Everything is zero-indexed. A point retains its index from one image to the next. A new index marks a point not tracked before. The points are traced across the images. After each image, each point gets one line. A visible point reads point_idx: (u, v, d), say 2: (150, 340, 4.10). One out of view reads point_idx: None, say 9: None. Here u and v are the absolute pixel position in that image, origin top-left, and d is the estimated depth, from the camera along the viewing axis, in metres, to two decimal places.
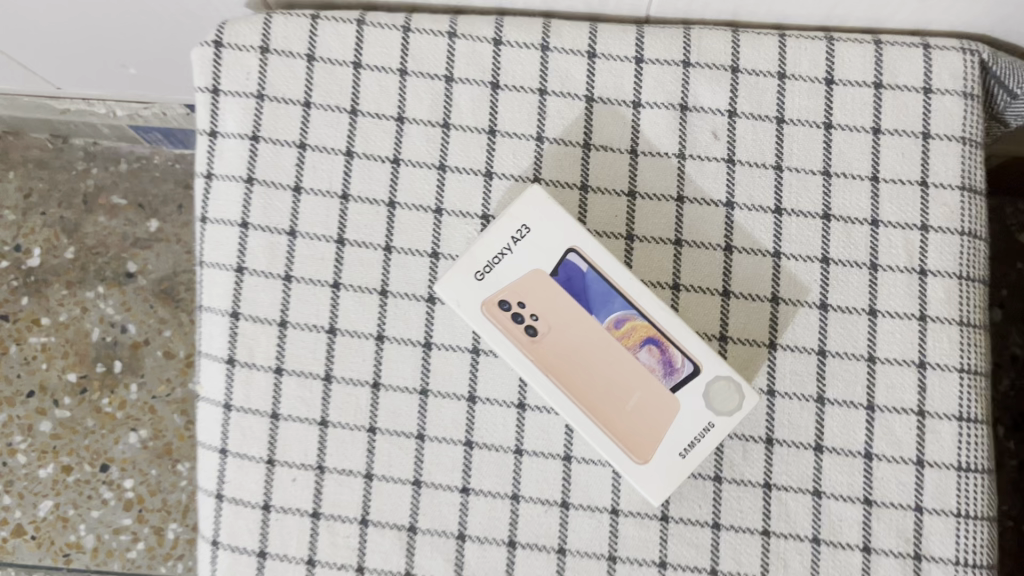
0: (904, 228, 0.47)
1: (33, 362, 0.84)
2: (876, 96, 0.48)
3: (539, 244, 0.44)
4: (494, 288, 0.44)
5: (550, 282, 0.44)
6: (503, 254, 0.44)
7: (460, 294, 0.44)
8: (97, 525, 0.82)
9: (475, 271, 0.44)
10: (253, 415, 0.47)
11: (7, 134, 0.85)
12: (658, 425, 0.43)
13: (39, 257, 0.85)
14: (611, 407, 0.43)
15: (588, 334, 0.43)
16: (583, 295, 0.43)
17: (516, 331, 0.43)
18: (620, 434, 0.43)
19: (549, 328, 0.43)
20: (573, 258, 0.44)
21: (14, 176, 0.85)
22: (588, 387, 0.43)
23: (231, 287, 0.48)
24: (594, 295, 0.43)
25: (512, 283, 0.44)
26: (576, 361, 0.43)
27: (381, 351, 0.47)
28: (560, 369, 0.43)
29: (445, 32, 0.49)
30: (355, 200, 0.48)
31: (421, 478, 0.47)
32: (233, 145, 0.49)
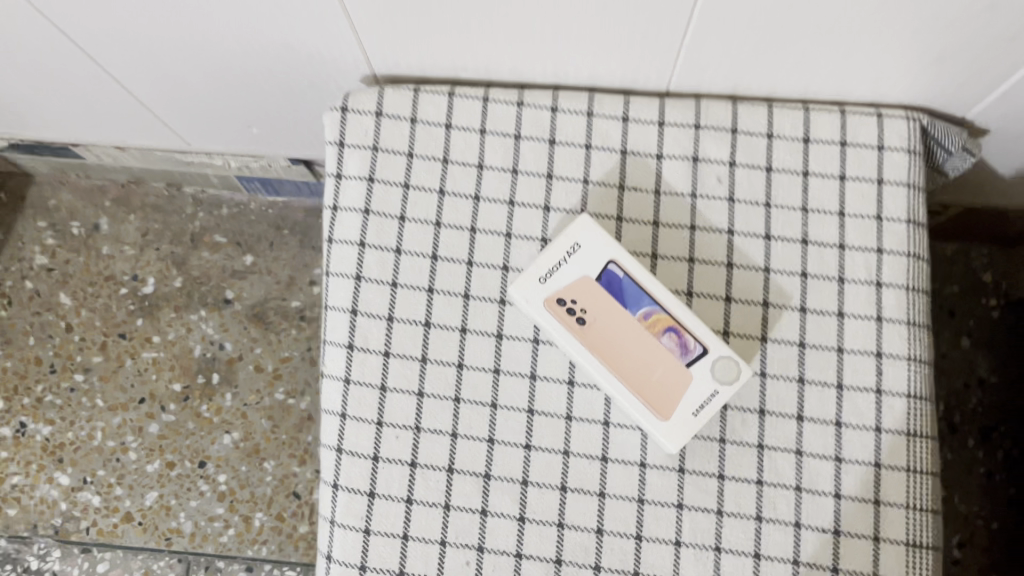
0: (865, 250, 0.62)
1: (145, 374, 0.99)
2: (842, 151, 0.63)
3: (587, 256, 0.59)
4: (553, 288, 0.59)
5: (595, 285, 0.58)
6: (560, 264, 0.59)
7: (528, 293, 0.59)
8: (195, 514, 0.96)
9: (539, 276, 0.59)
10: (367, 387, 0.62)
11: (130, 183, 1.02)
12: (676, 391, 0.57)
13: (153, 285, 1.01)
14: (640, 378, 0.57)
15: (623, 323, 0.58)
16: (620, 294, 0.58)
17: (569, 321, 0.58)
18: (647, 397, 0.57)
19: (594, 318, 0.58)
20: (612, 268, 0.59)
21: (135, 218, 1.02)
22: (623, 362, 0.57)
23: (351, 290, 0.63)
24: (628, 294, 0.58)
25: (566, 285, 0.58)
26: (615, 343, 0.58)
27: (464, 340, 0.62)
28: (602, 348, 0.58)
29: (515, 102, 0.65)
30: (446, 226, 0.64)
31: (494, 437, 0.61)
32: (354, 184, 0.64)
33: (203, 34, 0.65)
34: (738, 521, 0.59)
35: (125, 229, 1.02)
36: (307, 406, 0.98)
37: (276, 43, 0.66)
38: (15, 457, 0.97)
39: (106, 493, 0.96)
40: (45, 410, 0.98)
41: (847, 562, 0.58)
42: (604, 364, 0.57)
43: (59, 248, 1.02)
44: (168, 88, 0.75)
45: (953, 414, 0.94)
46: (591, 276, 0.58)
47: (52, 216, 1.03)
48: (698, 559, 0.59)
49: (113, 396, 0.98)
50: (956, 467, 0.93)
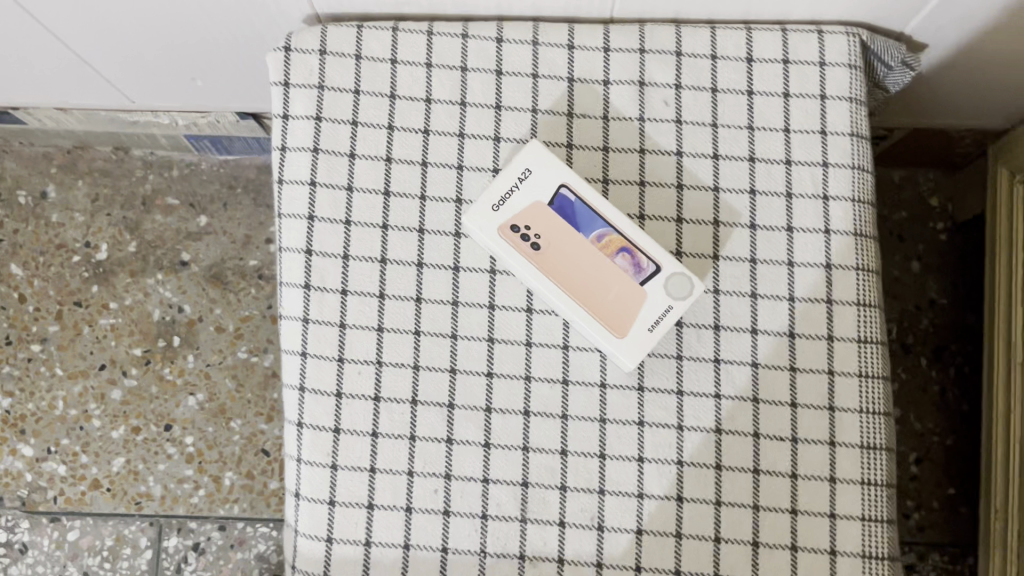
0: (811, 165, 0.63)
1: (103, 341, 0.98)
2: (785, 69, 0.64)
3: (538, 182, 0.59)
4: (506, 215, 0.59)
5: (547, 209, 0.59)
6: (512, 191, 0.59)
7: (481, 222, 0.59)
8: (164, 477, 0.95)
9: (492, 204, 0.59)
10: (326, 325, 0.62)
11: (76, 149, 1.01)
12: (631, 309, 0.58)
13: (106, 251, 0.99)
14: (595, 298, 0.58)
15: (576, 246, 0.58)
16: (572, 217, 0.59)
17: (523, 246, 0.58)
18: (603, 317, 0.58)
19: (548, 242, 0.58)
20: (564, 192, 0.59)
21: (83, 184, 1.00)
22: (578, 284, 0.58)
23: (304, 231, 0.63)
24: (581, 217, 0.59)
25: (519, 211, 0.59)
26: (569, 266, 0.58)
27: (421, 274, 0.62)
28: (557, 272, 0.58)
29: (460, 35, 0.65)
30: (397, 162, 0.63)
31: (456, 367, 0.61)
32: (302, 124, 0.64)
33: None
34: (699, 434, 0.60)
35: (73, 195, 1.00)
36: (271, 364, 0.97)
37: None
38: None
39: (71, 461, 0.96)
40: (4, 382, 0.97)
41: (805, 467, 0.60)
42: (560, 286, 0.58)
43: (6, 218, 1.00)
44: (106, 40, 0.74)
45: (906, 336, 0.96)
46: (543, 201, 0.59)
47: None
48: (660, 474, 0.60)
49: (73, 365, 0.97)
50: (911, 387, 0.95)
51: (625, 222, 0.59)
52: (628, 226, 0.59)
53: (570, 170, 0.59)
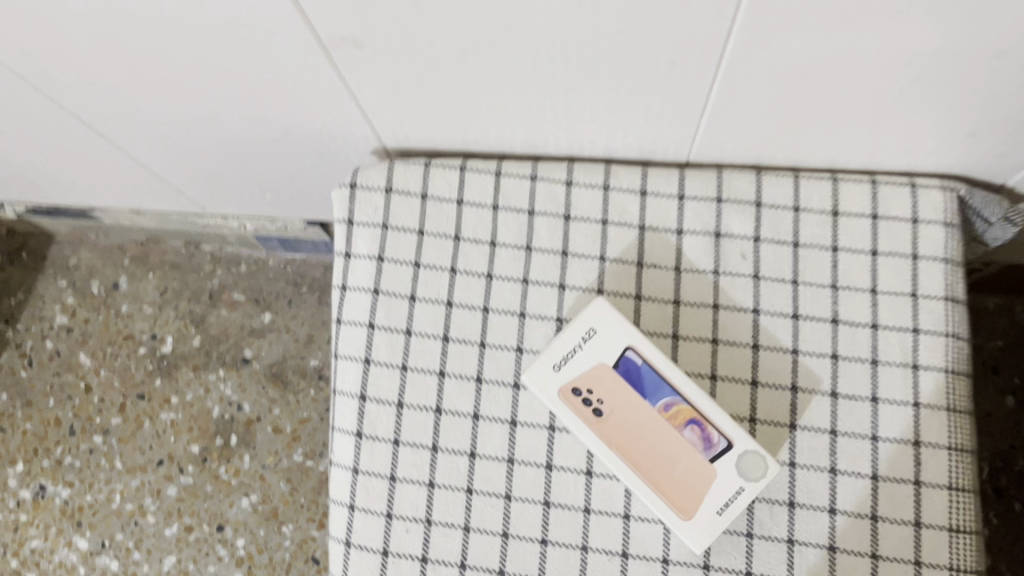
0: (900, 330, 0.58)
1: (163, 435, 0.98)
2: (873, 224, 0.60)
3: (603, 342, 0.56)
4: (568, 376, 0.56)
5: (612, 373, 0.55)
6: (575, 350, 0.56)
7: (542, 382, 0.56)
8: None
9: (554, 364, 0.56)
10: (376, 477, 0.60)
11: (149, 242, 1.02)
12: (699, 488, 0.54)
13: (171, 344, 1.00)
14: (660, 473, 0.54)
15: (641, 414, 0.55)
16: (639, 382, 0.55)
17: (584, 412, 0.55)
18: (668, 495, 0.54)
19: (611, 408, 0.55)
20: (631, 355, 0.56)
21: (154, 277, 1.02)
22: (642, 457, 0.54)
23: (360, 374, 0.61)
24: (648, 382, 0.55)
25: (581, 373, 0.56)
26: (633, 435, 0.55)
27: (477, 427, 0.59)
28: (620, 442, 0.55)
29: (529, 176, 0.63)
30: (458, 306, 0.61)
31: (508, 531, 0.58)
32: (363, 263, 0.62)
33: (209, 111, 0.64)
34: None
35: (144, 287, 1.02)
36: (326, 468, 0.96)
37: (283, 120, 0.64)
38: (34, 520, 0.96)
39: (124, 557, 0.95)
40: (65, 472, 0.98)
41: None
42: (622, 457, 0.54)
43: (79, 307, 1.02)
44: (178, 160, 0.74)
45: (999, 478, 0.89)
46: (608, 363, 0.56)
47: (73, 275, 1.03)
48: None
49: (132, 458, 0.97)
50: (1004, 534, 0.88)
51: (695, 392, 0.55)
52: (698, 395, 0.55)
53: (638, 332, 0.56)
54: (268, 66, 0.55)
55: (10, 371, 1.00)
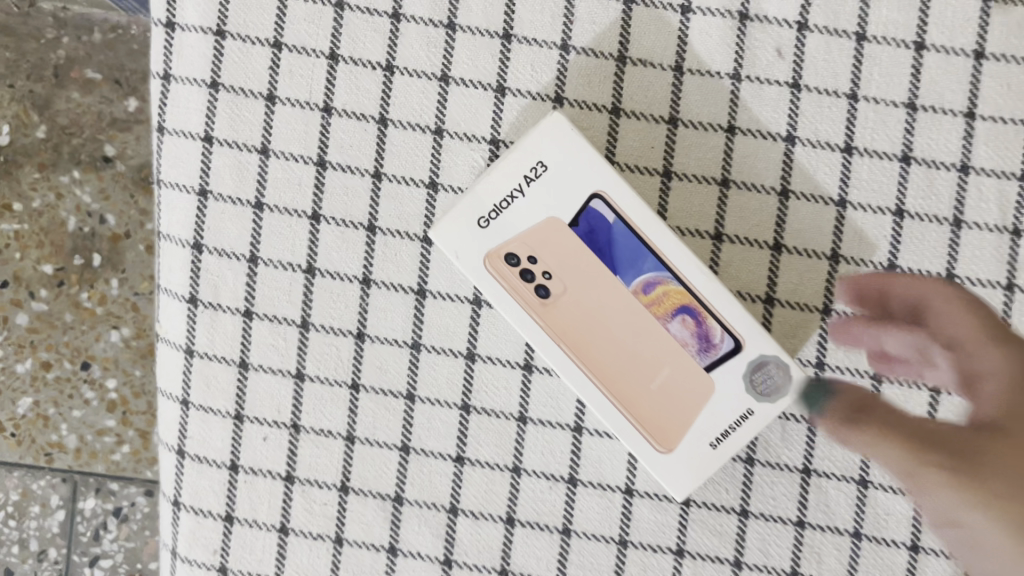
0: (1000, 177, 0.39)
1: (5, 250, 0.70)
2: (983, 11, 0.39)
3: (557, 187, 0.36)
4: (500, 238, 0.36)
5: (568, 234, 0.36)
6: (513, 198, 0.36)
7: (459, 244, 0.36)
8: (78, 426, 0.70)
9: (479, 217, 0.36)
10: (219, 362, 0.41)
11: None
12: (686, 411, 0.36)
13: (7, 135, 0.70)
14: (633, 388, 0.36)
15: (608, 299, 0.36)
16: (608, 250, 0.36)
17: (522, 291, 0.36)
18: (642, 420, 0.36)
19: (564, 289, 0.36)
20: (598, 209, 0.36)
21: None
22: (608, 363, 0.36)
23: (194, 213, 0.41)
24: (621, 250, 0.36)
25: (521, 232, 0.36)
26: (594, 329, 0.36)
27: (367, 298, 0.41)
28: (576, 339, 0.36)
29: None
30: (340, 114, 0.40)
31: (409, 444, 0.41)
32: (195, 41, 0.40)
33: None
34: None
35: None
36: None
37: None
38: None
39: None
40: None
41: None
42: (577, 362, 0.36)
43: None
44: None
45: None
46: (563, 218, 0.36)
47: None
48: None
49: None
50: None
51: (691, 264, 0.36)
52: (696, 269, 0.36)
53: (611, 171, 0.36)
54: None
55: None
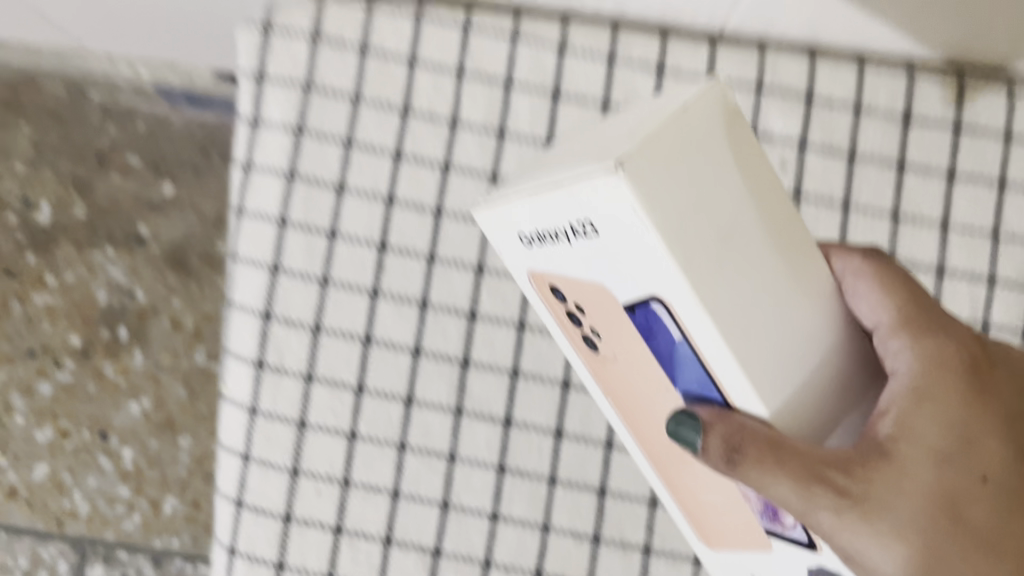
0: (971, 280, 0.46)
1: (37, 323, 0.81)
2: (955, 138, 0.46)
3: (613, 254, 0.25)
4: (550, 266, 0.28)
5: (612, 303, 0.27)
6: (564, 237, 0.26)
7: (501, 245, 0.29)
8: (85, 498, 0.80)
9: (519, 234, 0.27)
10: (280, 421, 0.45)
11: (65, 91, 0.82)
12: (734, 519, 0.33)
13: (49, 214, 0.82)
14: (665, 466, 0.35)
15: (660, 385, 0.29)
16: (667, 356, 0.27)
17: (564, 315, 0.32)
18: (674, 490, 0.36)
19: (612, 351, 0.30)
20: (661, 313, 0.25)
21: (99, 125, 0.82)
22: (649, 435, 0.34)
23: (265, 285, 0.45)
24: (684, 364, 0.27)
25: (541, 268, 0.29)
26: (687, 408, 0.28)
27: (416, 366, 0.45)
28: (614, 392, 0.34)
29: (508, 36, 0.46)
30: (401, 204, 0.46)
31: (449, 501, 0.45)
32: (277, 136, 0.46)
33: None
34: None
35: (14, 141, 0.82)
36: None
37: None
38: None
39: None
40: None
41: None
42: (618, 388, 0.33)
43: None
44: None
45: None
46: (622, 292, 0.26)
47: None
48: None
49: None
50: None
51: (804, 405, 0.27)
52: (807, 416, 0.27)
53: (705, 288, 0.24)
54: None
55: None
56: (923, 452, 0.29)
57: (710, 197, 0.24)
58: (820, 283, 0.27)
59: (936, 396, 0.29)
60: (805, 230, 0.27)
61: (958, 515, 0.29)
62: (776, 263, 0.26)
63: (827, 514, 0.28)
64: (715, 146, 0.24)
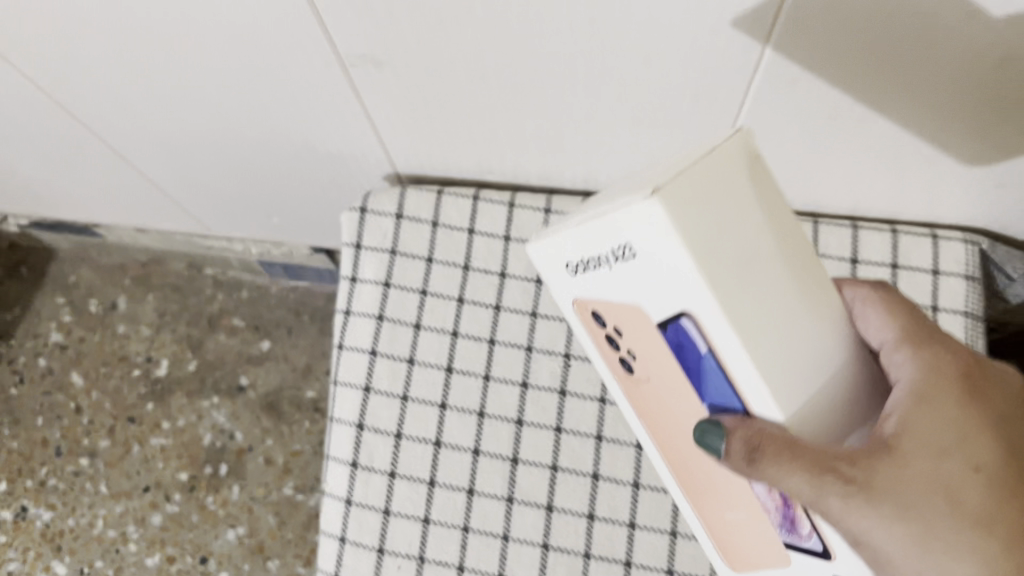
0: None
1: (151, 461, 0.95)
2: (893, 274, 0.58)
3: (648, 277, 0.31)
4: (592, 294, 0.34)
5: (648, 325, 0.33)
6: (606, 263, 0.32)
7: (556, 275, 0.36)
8: None
9: (569, 263, 0.34)
10: (369, 509, 0.57)
11: (188, 266, 1.00)
12: (754, 534, 0.38)
13: (166, 368, 0.98)
14: (693, 482, 0.41)
15: (688, 403, 0.35)
16: (695, 371, 0.32)
17: (603, 340, 0.38)
18: (701, 509, 0.42)
19: (645, 373, 0.36)
20: (689, 328, 0.31)
21: (211, 295, 1.00)
22: (677, 453, 0.40)
23: (358, 402, 0.59)
24: (709, 376, 0.32)
25: (586, 294, 0.35)
26: (713, 420, 0.33)
27: (476, 462, 0.57)
28: (648, 414, 0.40)
29: (542, 209, 0.61)
30: (463, 336, 0.59)
31: (504, 572, 0.56)
32: (370, 288, 0.61)
33: (209, 139, 0.63)
34: None
35: (142, 308, 1.00)
36: (316, 503, 0.92)
37: (279, 144, 0.62)
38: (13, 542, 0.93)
39: None
40: (48, 494, 0.95)
41: None
42: (654, 408, 0.38)
43: (75, 325, 1.00)
44: (187, 180, 0.73)
45: None
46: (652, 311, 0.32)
47: (71, 293, 1.01)
48: None
49: (117, 483, 0.95)
50: None
51: (815, 410, 0.32)
52: (817, 419, 0.32)
53: (725, 308, 0.29)
54: (297, 107, 0.56)
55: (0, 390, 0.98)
56: (919, 447, 0.34)
57: (729, 230, 0.29)
58: (825, 306, 0.33)
59: (931, 400, 0.35)
60: (813, 262, 0.33)
61: (961, 499, 0.34)
62: (789, 282, 0.31)
63: (839, 500, 0.33)
64: (738, 182, 0.30)
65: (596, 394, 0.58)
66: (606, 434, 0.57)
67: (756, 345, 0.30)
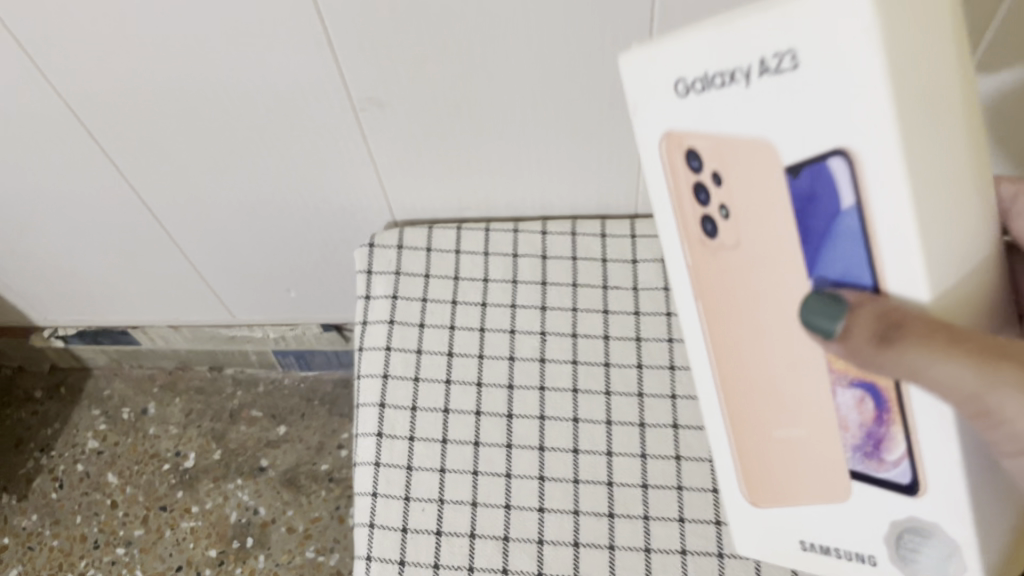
0: None
1: (182, 542, 1.03)
2: None
3: (807, 104, 0.35)
4: (705, 133, 0.40)
5: (770, 169, 0.38)
6: (729, 79, 0.38)
7: (668, 112, 0.42)
8: None
9: (681, 82, 0.40)
10: (395, 467, 0.68)
11: (209, 370, 1.15)
12: (818, 452, 0.44)
13: (193, 459, 1.09)
14: (745, 374, 0.46)
15: (790, 266, 0.40)
16: (817, 232, 0.38)
17: (686, 193, 0.44)
18: (737, 412, 0.47)
19: (733, 238, 0.42)
20: (834, 167, 0.36)
21: (232, 391, 1.14)
22: (737, 343, 0.46)
23: (379, 386, 0.72)
24: (838, 235, 0.37)
25: (686, 126, 0.41)
26: (833, 295, 0.38)
27: (479, 420, 0.70)
28: (708, 294, 0.45)
29: (512, 229, 0.79)
30: (459, 327, 0.74)
31: (510, 503, 0.67)
32: (381, 301, 0.75)
33: (247, 204, 0.81)
34: (738, 561, 0.63)
35: (170, 410, 1.13)
36: (336, 562, 1.01)
37: (304, 200, 0.81)
38: None
39: None
40: None
41: None
42: (724, 291, 0.44)
43: (109, 432, 1.12)
44: (223, 257, 0.90)
45: None
46: (784, 159, 0.37)
47: (105, 405, 1.14)
48: None
49: (151, 566, 1.02)
50: None
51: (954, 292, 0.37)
52: (954, 288, 0.37)
53: (897, 130, 0.34)
54: (318, 158, 0.74)
55: (42, 494, 1.08)
56: None
57: (917, 59, 0.34)
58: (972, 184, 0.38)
59: None
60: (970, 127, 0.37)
61: None
62: (944, 125, 0.36)
63: (1012, 396, 0.36)
64: (922, 19, 0.35)
65: (569, 358, 0.73)
66: (580, 386, 0.71)
67: (918, 184, 0.35)
